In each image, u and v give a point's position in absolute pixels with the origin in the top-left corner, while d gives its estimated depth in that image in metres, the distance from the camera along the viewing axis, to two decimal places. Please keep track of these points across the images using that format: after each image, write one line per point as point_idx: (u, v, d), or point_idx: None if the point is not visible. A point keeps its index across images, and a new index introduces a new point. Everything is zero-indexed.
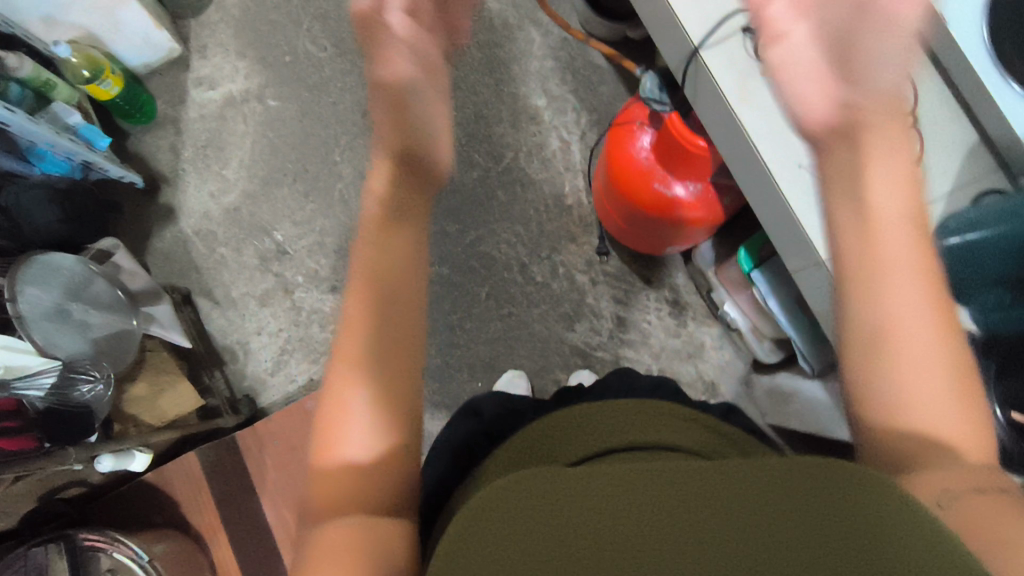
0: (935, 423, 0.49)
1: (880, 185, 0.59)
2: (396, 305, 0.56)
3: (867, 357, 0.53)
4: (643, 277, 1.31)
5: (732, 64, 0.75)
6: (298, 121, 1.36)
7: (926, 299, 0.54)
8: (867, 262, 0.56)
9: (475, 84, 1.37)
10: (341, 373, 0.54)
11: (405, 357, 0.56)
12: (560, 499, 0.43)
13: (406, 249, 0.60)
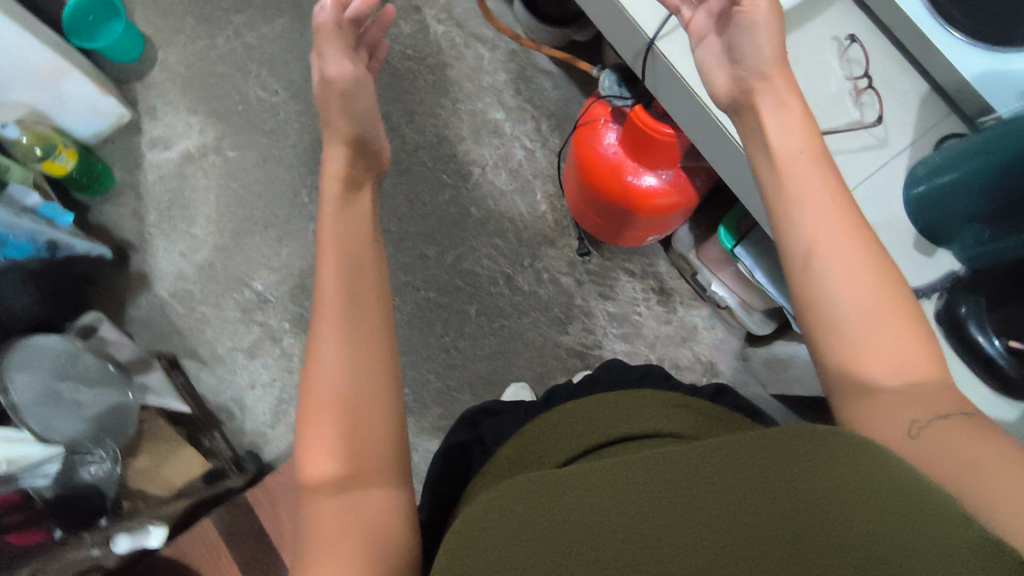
0: (883, 354, 0.48)
1: (774, 135, 0.59)
2: (361, 277, 0.59)
3: (809, 298, 0.52)
4: (626, 270, 1.33)
5: (688, 50, 0.77)
6: (260, 168, 1.34)
7: (849, 235, 0.52)
8: (780, 213, 0.55)
9: (432, 107, 1.38)
10: (320, 340, 0.54)
11: (376, 322, 0.57)
12: (543, 501, 0.41)
13: (360, 224, 0.64)
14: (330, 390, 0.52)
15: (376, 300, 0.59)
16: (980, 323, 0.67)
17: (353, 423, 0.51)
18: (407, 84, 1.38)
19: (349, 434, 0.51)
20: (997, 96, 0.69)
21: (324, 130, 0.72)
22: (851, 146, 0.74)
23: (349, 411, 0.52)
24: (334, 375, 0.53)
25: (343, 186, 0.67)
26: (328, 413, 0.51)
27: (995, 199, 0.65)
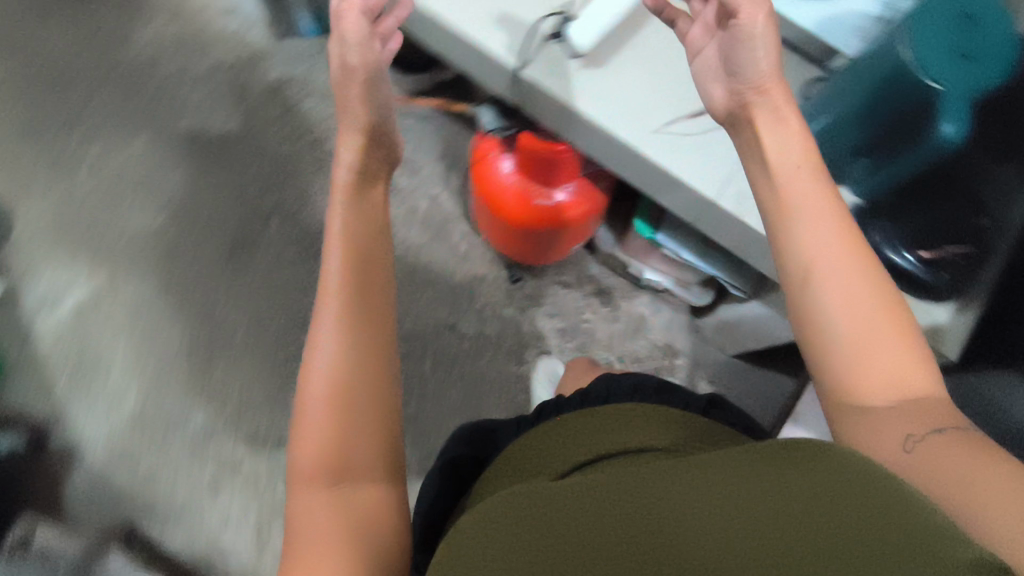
0: (879, 370, 0.49)
1: (772, 153, 0.59)
2: (363, 285, 0.68)
3: (804, 314, 0.53)
4: (562, 282, 1.34)
5: (554, 70, 0.78)
6: (164, 297, 1.27)
7: (846, 251, 0.53)
8: (780, 221, 0.56)
9: (324, 181, 1.36)
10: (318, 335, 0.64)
11: (371, 330, 0.66)
12: (525, 517, 0.42)
13: (366, 231, 0.72)
14: (322, 379, 0.62)
15: (370, 306, 0.67)
16: (891, 243, 0.72)
17: (342, 411, 0.61)
18: (292, 171, 1.36)
19: (337, 420, 0.61)
20: (838, 39, 0.75)
21: (342, 117, 0.78)
22: None
23: (338, 400, 0.62)
24: (326, 365, 0.62)
25: (357, 183, 0.75)
26: (322, 400, 0.61)
27: (876, 128, 0.68)
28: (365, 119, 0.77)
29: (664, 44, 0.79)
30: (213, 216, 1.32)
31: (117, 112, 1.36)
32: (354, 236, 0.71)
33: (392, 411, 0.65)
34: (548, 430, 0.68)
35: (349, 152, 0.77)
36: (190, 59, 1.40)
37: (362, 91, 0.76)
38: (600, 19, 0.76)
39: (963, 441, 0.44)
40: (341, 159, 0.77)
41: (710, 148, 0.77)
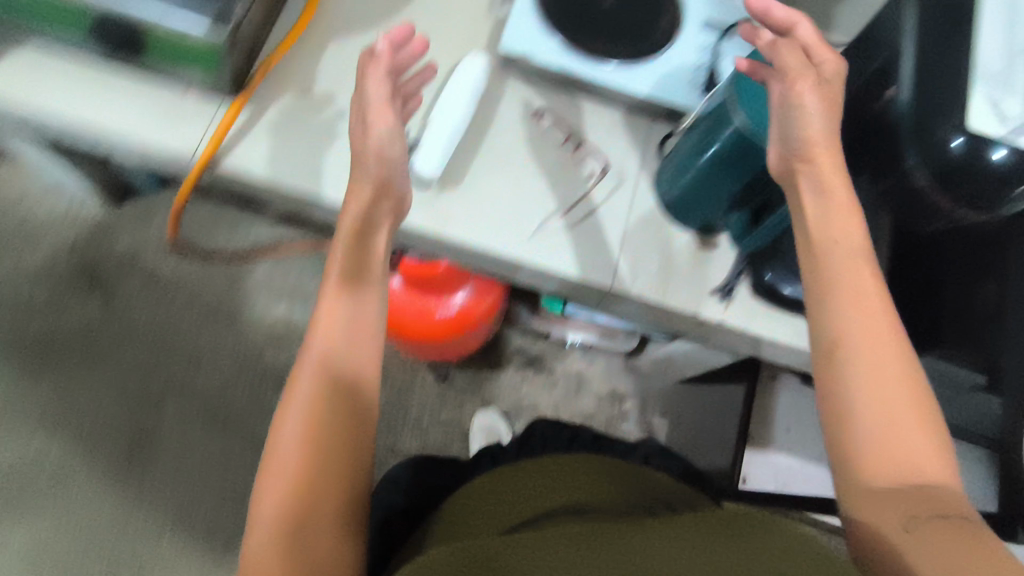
0: (906, 456, 0.49)
1: (816, 219, 0.57)
2: (345, 354, 0.58)
3: (829, 383, 0.53)
4: (491, 364, 1.29)
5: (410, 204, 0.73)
6: (65, 529, 1.11)
7: (874, 340, 0.53)
8: (822, 291, 0.55)
9: (214, 341, 1.23)
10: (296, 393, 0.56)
11: (355, 398, 0.57)
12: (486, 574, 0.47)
13: (363, 298, 0.61)
14: (291, 441, 0.54)
15: (357, 383, 0.58)
16: (786, 281, 0.72)
17: (309, 482, 0.54)
18: (173, 337, 1.22)
19: (299, 486, 0.53)
20: (673, 96, 0.76)
21: (359, 113, 0.66)
22: (599, 197, 0.76)
23: (303, 478, 0.54)
24: (296, 433, 0.55)
25: (361, 232, 0.63)
26: (290, 459, 0.54)
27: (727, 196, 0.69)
28: (381, 176, 0.64)
29: (513, 142, 0.76)
30: (99, 419, 1.17)
31: None
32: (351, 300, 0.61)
33: (363, 483, 0.56)
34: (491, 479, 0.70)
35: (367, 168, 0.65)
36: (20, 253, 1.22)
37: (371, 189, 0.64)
38: (438, 141, 0.71)
39: (964, 531, 0.46)
40: (362, 174, 0.64)
41: (591, 235, 0.75)
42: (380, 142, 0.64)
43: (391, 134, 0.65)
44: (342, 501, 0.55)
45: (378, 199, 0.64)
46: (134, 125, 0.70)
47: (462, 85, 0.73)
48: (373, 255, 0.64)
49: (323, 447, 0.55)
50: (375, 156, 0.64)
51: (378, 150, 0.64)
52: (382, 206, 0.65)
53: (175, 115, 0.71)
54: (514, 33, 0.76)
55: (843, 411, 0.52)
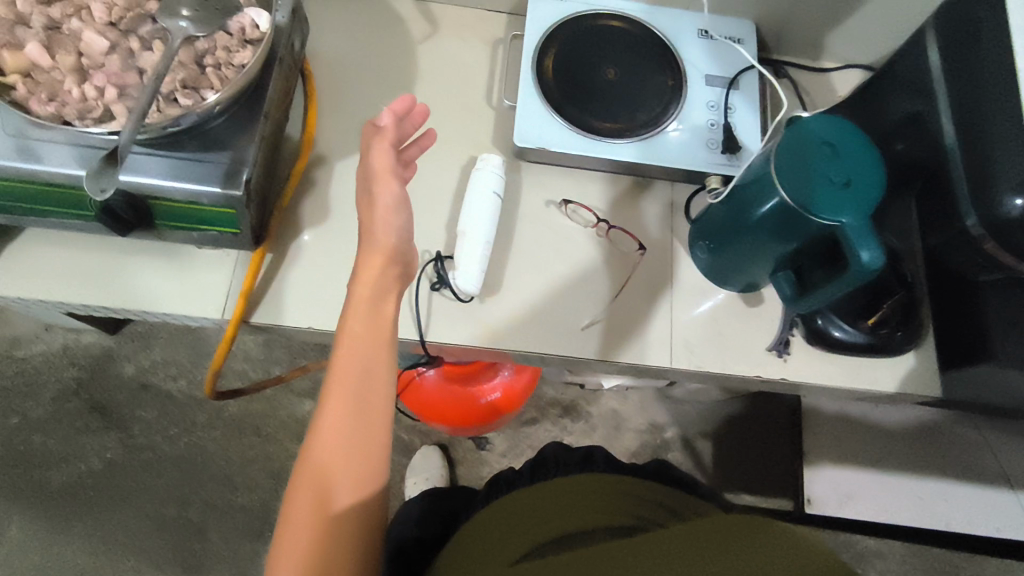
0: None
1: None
2: (362, 422, 0.53)
3: None
4: (527, 421, 1.27)
5: (456, 318, 0.70)
6: None
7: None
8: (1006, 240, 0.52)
9: (244, 455, 1.19)
10: (309, 460, 0.52)
11: (374, 464, 0.53)
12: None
13: (379, 361, 0.57)
14: (306, 512, 0.50)
15: (377, 450, 0.54)
16: (841, 325, 0.72)
17: (330, 554, 0.50)
18: (200, 459, 1.18)
19: (319, 557, 0.49)
20: (696, 160, 0.75)
21: (363, 179, 0.64)
22: (638, 275, 0.74)
23: (321, 553, 0.49)
24: (315, 493, 0.50)
25: (373, 296, 0.60)
26: (308, 530, 0.50)
27: (793, 243, 0.63)
28: (387, 249, 0.62)
29: (543, 235, 0.75)
30: (143, 564, 1.12)
31: None
32: (369, 357, 0.56)
33: (375, 549, 0.53)
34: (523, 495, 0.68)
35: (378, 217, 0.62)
36: (27, 405, 1.17)
37: (382, 260, 0.62)
38: (473, 252, 0.69)
39: None
40: (376, 231, 0.62)
41: (640, 314, 0.73)
42: (390, 213, 0.63)
43: (395, 208, 0.63)
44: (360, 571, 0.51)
45: (386, 257, 0.61)
46: (158, 299, 0.69)
47: (483, 188, 0.72)
48: (385, 317, 0.59)
49: (342, 519, 0.51)
50: (386, 235, 0.62)
51: (386, 221, 0.62)
52: (390, 270, 0.62)
53: (196, 284, 0.70)
54: (523, 126, 0.74)
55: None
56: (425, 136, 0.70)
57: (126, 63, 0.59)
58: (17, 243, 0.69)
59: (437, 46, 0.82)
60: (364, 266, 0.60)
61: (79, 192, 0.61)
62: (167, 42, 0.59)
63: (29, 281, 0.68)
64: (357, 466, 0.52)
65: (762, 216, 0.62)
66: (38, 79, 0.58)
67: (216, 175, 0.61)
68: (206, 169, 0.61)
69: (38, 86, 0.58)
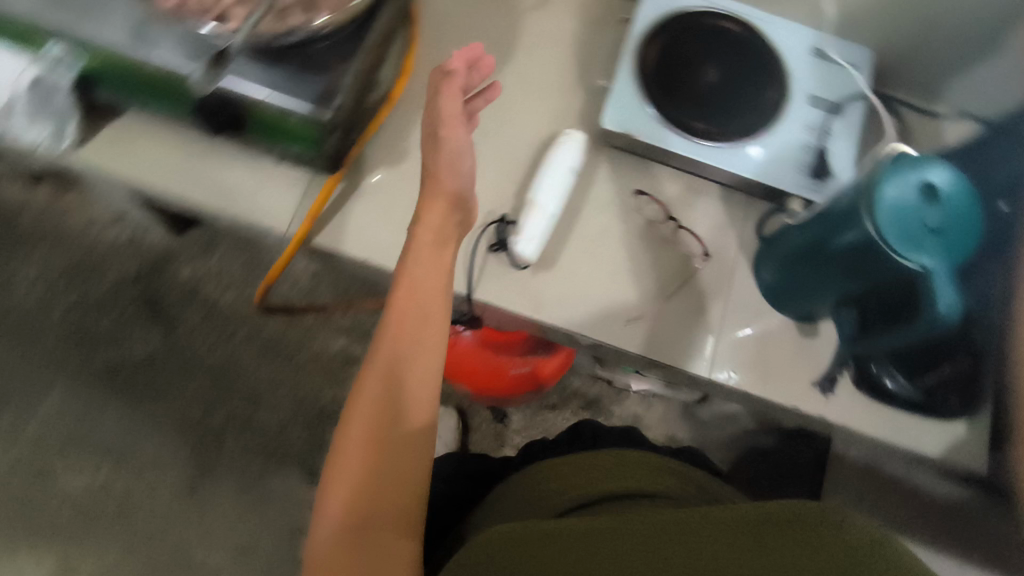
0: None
1: None
2: (415, 360, 0.58)
3: None
4: (548, 406, 1.27)
5: (507, 282, 0.71)
6: (130, 559, 1.12)
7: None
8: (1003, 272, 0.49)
9: (272, 375, 1.23)
10: (361, 392, 0.57)
11: (422, 400, 0.58)
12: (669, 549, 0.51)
13: (435, 302, 0.61)
14: (359, 437, 0.56)
15: (426, 389, 0.58)
16: (889, 374, 0.69)
17: (374, 477, 0.55)
18: (232, 370, 1.22)
19: (365, 478, 0.55)
20: (781, 179, 0.72)
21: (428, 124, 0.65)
22: (696, 281, 0.73)
23: (370, 478, 0.55)
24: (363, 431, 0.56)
25: (434, 244, 0.62)
26: (358, 453, 0.55)
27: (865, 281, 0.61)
28: (452, 194, 0.64)
29: (609, 222, 0.74)
30: (162, 456, 1.17)
31: (19, 368, 1.18)
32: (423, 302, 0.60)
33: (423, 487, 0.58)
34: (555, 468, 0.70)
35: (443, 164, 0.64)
36: (88, 285, 1.23)
37: (445, 207, 0.64)
38: (539, 222, 0.69)
39: None
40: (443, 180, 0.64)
41: (689, 320, 0.72)
42: (457, 161, 0.63)
43: (456, 154, 0.63)
44: (409, 498, 0.56)
45: (452, 203, 0.64)
46: (231, 202, 0.71)
47: (560, 163, 0.72)
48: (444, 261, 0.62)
49: (390, 447, 0.56)
50: (451, 181, 0.64)
51: (453, 168, 0.64)
52: (452, 217, 0.64)
53: (267, 196, 0.72)
54: (614, 109, 0.73)
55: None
56: (492, 88, 0.67)
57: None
58: (113, 129, 0.72)
59: (544, 14, 0.82)
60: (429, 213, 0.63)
61: (177, 89, 0.64)
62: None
63: (119, 164, 0.71)
64: (406, 401, 0.57)
65: (837, 247, 0.61)
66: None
67: (305, 94, 0.63)
68: (296, 87, 0.63)
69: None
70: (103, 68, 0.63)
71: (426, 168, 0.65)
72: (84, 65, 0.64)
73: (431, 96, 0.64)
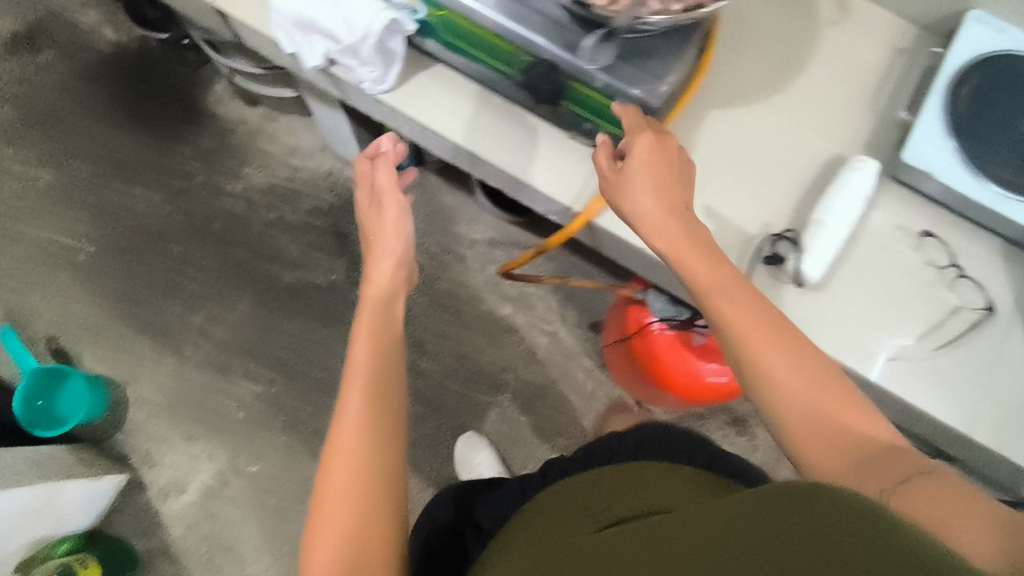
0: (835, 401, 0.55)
1: None
2: (384, 391, 0.63)
3: (777, 413, 0.56)
4: (694, 414, 1.27)
5: (775, 297, 0.71)
6: (289, 471, 1.19)
7: (759, 326, 0.58)
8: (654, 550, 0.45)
9: (438, 328, 1.29)
10: (339, 436, 0.60)
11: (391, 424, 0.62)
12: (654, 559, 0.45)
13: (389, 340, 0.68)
14: (352, 462, 0.58)
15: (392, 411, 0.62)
16: None
17: (367, 494, 0.57)
18: (403, 315, 1.28)
19: (361, 493, 0.57)
20: None
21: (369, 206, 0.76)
22: (967, 333, 0.71)
23: (357, 502, 0.56)
24: (344, 478, 0.57)
25: (382, 301, 0.71)
26: (351, 477, 0.57)
27: None
28: (399, 254, 0.74)
29: (882, 256, 0.73)
30: (329, 382, 1.23)
31: (217, 273, 1.27)
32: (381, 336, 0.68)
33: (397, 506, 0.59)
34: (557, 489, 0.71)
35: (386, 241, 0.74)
36: (285, 208, 1.30)
37: (392, 266, 0.73)
38: (825, 242, 0.69)
39: (960, 495, 0.44)
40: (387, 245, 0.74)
41: (953, 371, 0.70)
42: (399, 223, 0.75)
43: (400, 218, 0.75)
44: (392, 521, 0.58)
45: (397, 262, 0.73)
46: (522, 170, 0.73)
47: (854, 188, 0.71)
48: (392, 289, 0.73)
49: (368, 457, 0.59)
50: (396, 239, 0.74)
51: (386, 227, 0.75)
52: (397, 273, 0.74)
53: (558, 170, 0.73)
54: (918, 144, 0.71)
55: (773, 391, 0.56)
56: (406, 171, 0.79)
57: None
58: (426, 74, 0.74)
59: (845, 32, 0.80)
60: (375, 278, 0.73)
61: (516, 51, 0.67)
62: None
63: (427, 113, 0.74)
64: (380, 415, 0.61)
65: None
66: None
67: (641, 80, 0.64)
68: (635, 72, 0.65)
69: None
70: (454, 21, 0.67)
71: (368, 241, 0.76)
72: (435, 15, 0.68)
73: (367, 179, 0.76)
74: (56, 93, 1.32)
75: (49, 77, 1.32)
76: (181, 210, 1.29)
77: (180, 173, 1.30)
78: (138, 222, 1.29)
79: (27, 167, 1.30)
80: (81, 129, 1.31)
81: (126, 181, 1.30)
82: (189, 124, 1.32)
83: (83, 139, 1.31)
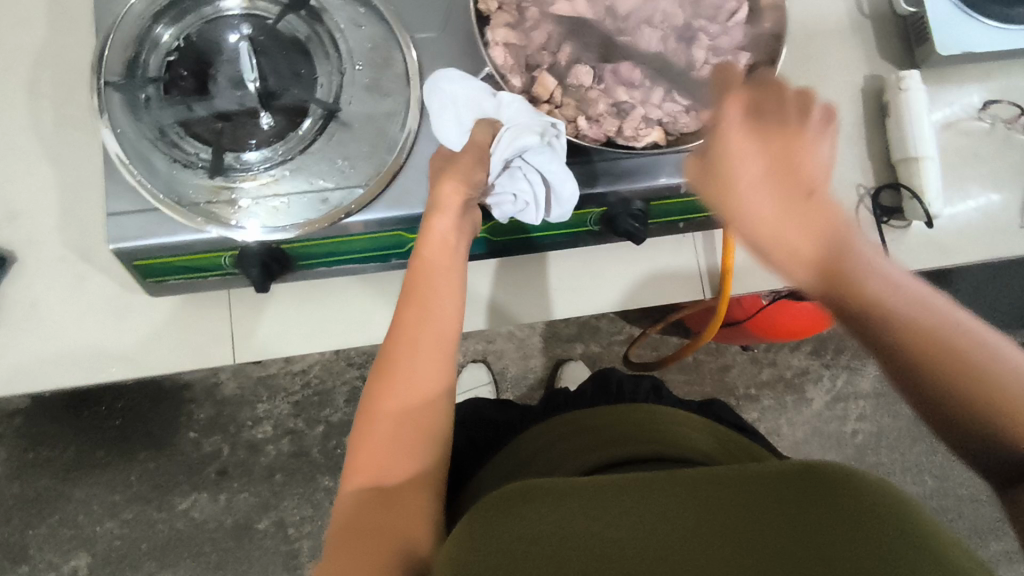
0: (976, 365, 0.40)
1: None
2: (417, 424, 0.48)
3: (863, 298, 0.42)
4: None
5: (904, 242, 0.70)
6: None
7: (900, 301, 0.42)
8: (666, 497, 0.40)
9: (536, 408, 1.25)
10: (377, 396, 0.49)
11: (420, 481, 0.48)
12: (670, 513, 0.39)
13: (448, 341, 0.51)
14: (392, 434, 0.48)
15: (436, 419, 0.49)
16: None
17: (395, 472, 0.47)
18: None
19: (384, 475, 0.47)
20: None
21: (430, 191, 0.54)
22: None
23: (406, 438, 0.48)
24: (409, 394, 0.49)
25: (424, 267, 0.52)
26: (386, 456, 0.47)
27: None
28: (466, 232, 0.54)
29: (959, 145, 0.71)
30: None
31: (320, 516, 1.17)
32: (436, 269, 0.52)
33: (437, 461, 0.49)
34: (573, 426, 0.57)
35: (453, 219, 0.52)
36: (327, 413, 1.19)
37: (456, 232, 0.53)
38: (930, 173, 0.67)
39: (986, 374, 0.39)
40: (462, 228, 0.53)
41: None
42: (466, 236, 0.54)
43: (453, 244, 0.52)
44: (429, 532, 0.46)
45: (453, 250, 0.52)
46: (632, 296, 0.69)
47: (923, 105, 0.68)
48: (450, 314, 0.52)
49: (399, 441, 0.48)
50: (436, 240, 0.52)
51: (449, 231, 0.52)
52: (456, 260, 0.53)
53: (665, 272, 0.69)
54: (940, 32, 0.67)
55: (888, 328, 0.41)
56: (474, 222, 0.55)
57: (638, 67, 0.57)
58: (486, 269, 0.68)
59: None
60: (434, 236, 0.52)
61: (589, 211, 0.61)
62: (655, 43, 0.58)
63: (510, 309, 0.69)
64: (424, 387, 0.49)
65: None
66: (563, 102, 0.56)
67: None
68: None
69: (576, 113, 0.57)
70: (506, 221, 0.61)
71: (425, 252, 0.52)
72: (489, 227, 0.61)
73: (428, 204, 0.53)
74: (26, 479, 1.14)
75: (6, 470, 1.14)
76: (238, 487, 1.17)
77: (204, 458, 1.17)
78: (209, 528, 1.16)
79: (61, 564, 1.14)
80: (79, 493, 1.15)
81: (164, 502, 1.16)
82: (175, 408, 1.17)
83: (91, 500, 1.15)
